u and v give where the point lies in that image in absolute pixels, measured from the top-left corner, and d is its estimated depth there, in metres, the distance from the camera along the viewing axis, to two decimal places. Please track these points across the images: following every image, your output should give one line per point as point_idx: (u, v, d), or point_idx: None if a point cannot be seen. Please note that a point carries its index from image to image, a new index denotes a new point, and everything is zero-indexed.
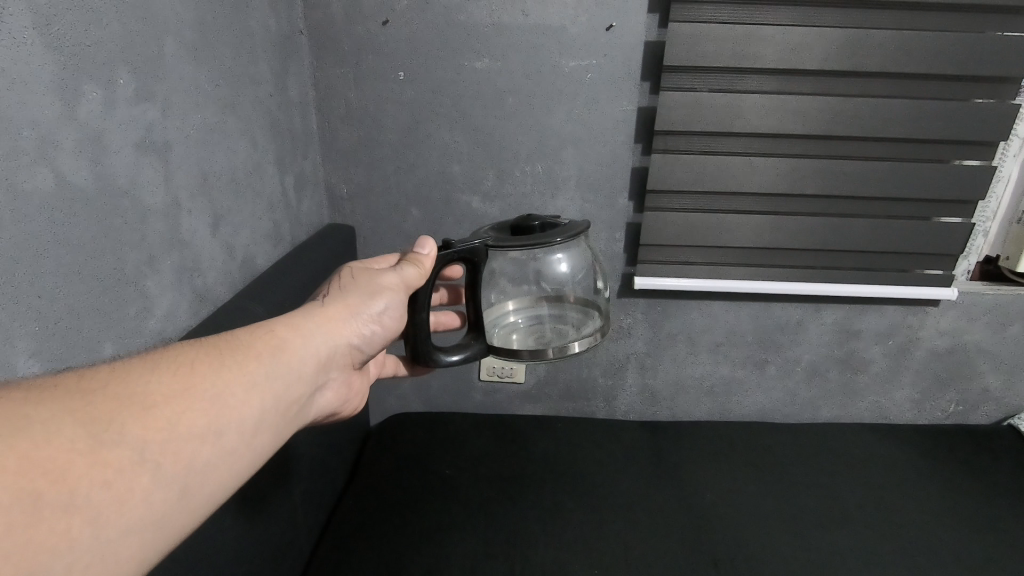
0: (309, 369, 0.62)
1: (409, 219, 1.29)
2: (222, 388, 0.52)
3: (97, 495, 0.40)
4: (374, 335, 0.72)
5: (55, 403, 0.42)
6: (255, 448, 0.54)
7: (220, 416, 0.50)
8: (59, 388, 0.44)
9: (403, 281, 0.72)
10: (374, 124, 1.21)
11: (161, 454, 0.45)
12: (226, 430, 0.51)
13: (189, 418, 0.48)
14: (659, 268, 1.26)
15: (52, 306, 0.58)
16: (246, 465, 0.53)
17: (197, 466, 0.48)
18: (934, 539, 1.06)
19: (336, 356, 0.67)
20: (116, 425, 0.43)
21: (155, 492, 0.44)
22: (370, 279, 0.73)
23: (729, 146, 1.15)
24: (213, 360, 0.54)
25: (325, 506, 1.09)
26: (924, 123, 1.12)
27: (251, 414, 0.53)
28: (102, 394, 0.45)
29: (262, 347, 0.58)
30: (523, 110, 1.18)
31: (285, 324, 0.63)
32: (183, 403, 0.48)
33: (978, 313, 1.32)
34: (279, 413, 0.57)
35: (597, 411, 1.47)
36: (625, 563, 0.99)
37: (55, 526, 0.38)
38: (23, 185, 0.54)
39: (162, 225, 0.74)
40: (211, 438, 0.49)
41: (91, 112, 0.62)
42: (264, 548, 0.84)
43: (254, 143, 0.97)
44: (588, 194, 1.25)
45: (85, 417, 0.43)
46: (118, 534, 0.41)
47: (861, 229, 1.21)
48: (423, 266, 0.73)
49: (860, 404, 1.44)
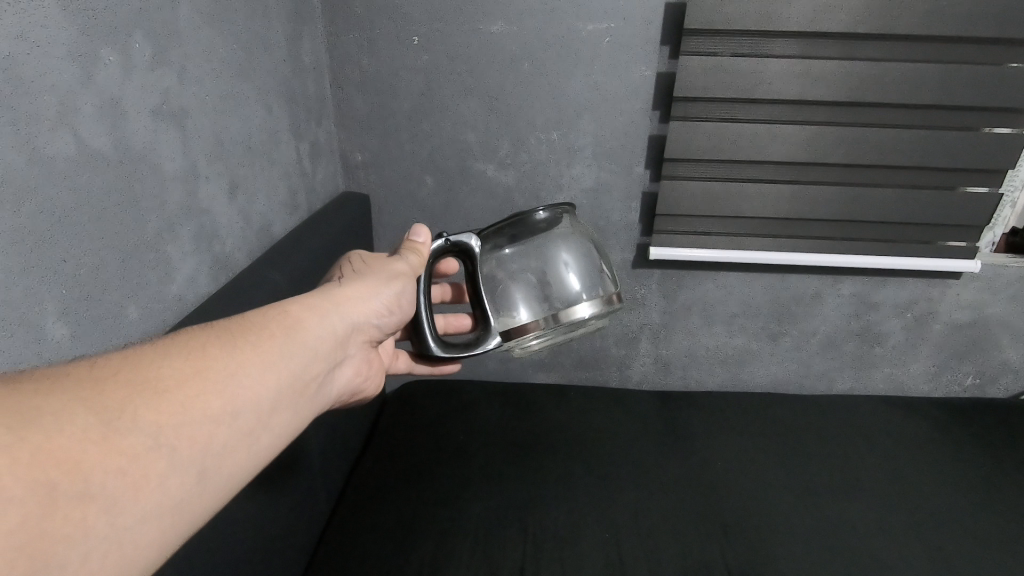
0: (323, 348, 0.62)
1: (423, 188, 1.29)
2: (236, 369, 0.52)
3: (111, 484, 0.40)
4: (387, 311, 0.73)
5: (65, 391, 0.41)
6: (271, 428, 0.55)
7: (236, 397, 0.51)
8: (70, 376, 0.42)
9: (410, 268, 0.76)
10: (389, 91, 1.19)
11: (175, 439, 0.45)
12: (241, 411, 0.51)
13: (202, 401, 0.48)
14: (676, 238, 1.25)
15: (77, 270, 0.59)
16: (262, 445, 0.53)
17: (212, 449, 0.48)
18: (946, 510, 1.07)
19: (350, 334, 0.68)
20: (129, 412, 0.43)
21: (171, 477, 0.44)
22: (380, 263, 0.75)
23: (750, 113, 1.12)
24: (226, 342, 0.53)
25: (342, 469, 1.13)
26: (953, 89, 1.08)
27: (266, 395, 0.54)
28: (115, 380, 0.44)
29: (275, 327, 0.58)
30: (539, 77, 1.16)
31: (296, 304, 0.63)
32: (197, 386, 0.48)
33: (1001, 286, 1.30)
34: (295, 392, 0.58)
35: (610, 380, 1.48)
36: (635, 527, 1.01)
37: (70, 516, 0.37)
38: (45, 150, 0.55)
39: (181, 192, 0.75)
40: (225, 420, 0.49)
41: (109, 78, 0.62)
42: (281, 506, 0.88)
43: (269, 110, 0.97)
44: (604, 163, 1.24)
45: (97, 406, 0.41)
46: (135, 521, 0.41)
47: (882, 200, 1.19)
48: (422, 253, 0.79)
49: (876, 376, 1.43)
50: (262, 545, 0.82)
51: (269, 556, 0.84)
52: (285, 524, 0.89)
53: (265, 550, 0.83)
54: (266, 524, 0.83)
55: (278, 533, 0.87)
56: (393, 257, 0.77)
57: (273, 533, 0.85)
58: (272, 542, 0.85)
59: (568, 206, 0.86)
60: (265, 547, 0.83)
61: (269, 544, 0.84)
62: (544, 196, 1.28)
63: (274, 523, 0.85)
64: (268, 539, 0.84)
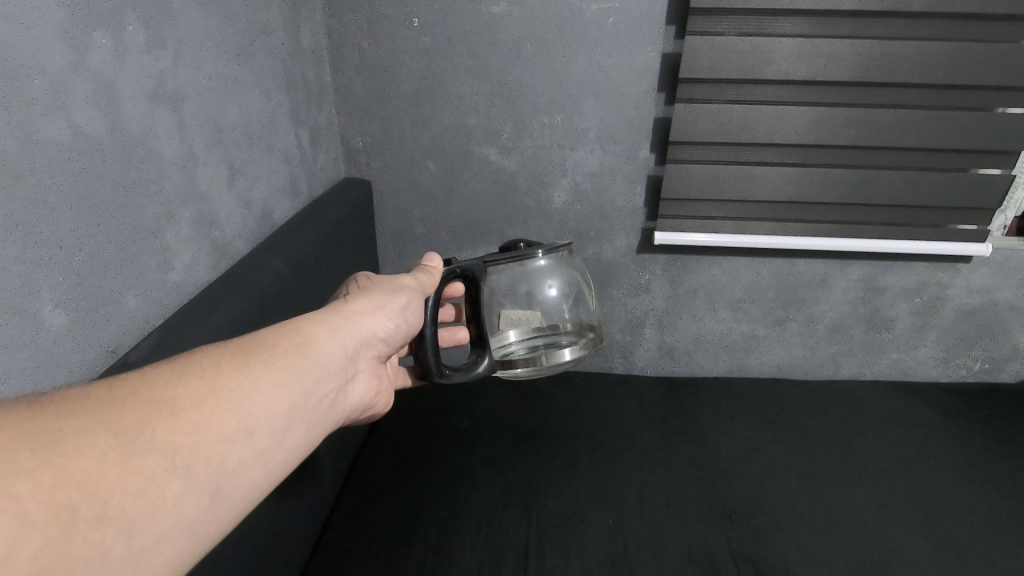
0: (334, 362, 0.61)
1: (425, 173, 1.27)
2: (251, 386, 0.51)
3: (129, 506, 0.39)
4: (397, 326, 0.72)
5: (86, 411, 0.41)
6: (287, 446, 0.54)
7: (250, 415, 0.50)
8: (90, 396, 0.42)
9: (422, 285, 0.76)
10: (389, 74, 1.18)
11: (191, 458, 0.44)
12: (256, 429, 0.50)
13: (218, 420, 0.47)
14: (681, 222, 1.23)
15: (74, 257, 0.58)
16: (276, 463, 0.52)
17: (227, 467, 0.47)
18: (951, 496, 1.06)
19: (361, 346, 0.67)
20: (146, 433, 0.42)
21: (186, 496, 0.43)
22: (390, 279, 0.75)
23: (757, 94, 1.10)
24: (240, 359, 0.53)
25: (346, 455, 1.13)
26: (967, 69, 1.06)
27: (280, 413, 0.53)
28: (132, 400, 0.43)
29: (288, 344, 0.58)
30: (542, 58, 1.14)
31: (308, 320, 0.62)
32: (212, 404, 0.47)
33: (1010, 269, 1.28)
34: (309, 409, 0.57)
35: (613, 367, 1.47)
36: (639, 513, 1.01)
37: (89, 538, 0.37)
38: (39, 134, 0.54)
39: (179, 177, 0.74)
40: (241, 438, 0.48)
41: (101, 61, 0.61)
42: (284, 493, 0.87)
43: (267, 94, 0.95)
44: (608, 147, 1.22)
45: (117, 427, 0.41)
46: (149, 543, 0.41)
47: (893, 182, 1.17)
48: (434, 275, 0.78)
49: (882, 362, 1.42)
50: (267, 534, 0.82)
51: (274, 545, 0.84)
52: (291, 511, 0.89)
53: (270, 537, 0.83)
54: (269, 513, 0.83)
55: (283, 521, 0.86)
56: (403, 273, 0.77)
57: (277, 521, 0.85)
58: (277, 531, 0.85)
59: (567, 241, 0.90)
60: (269, 535, 0.82)
61: (274, 533, 0.84)
62: (547, 181, 1.26)
63: (277, 510, 0.85)
64: (272, 527, 0.83)
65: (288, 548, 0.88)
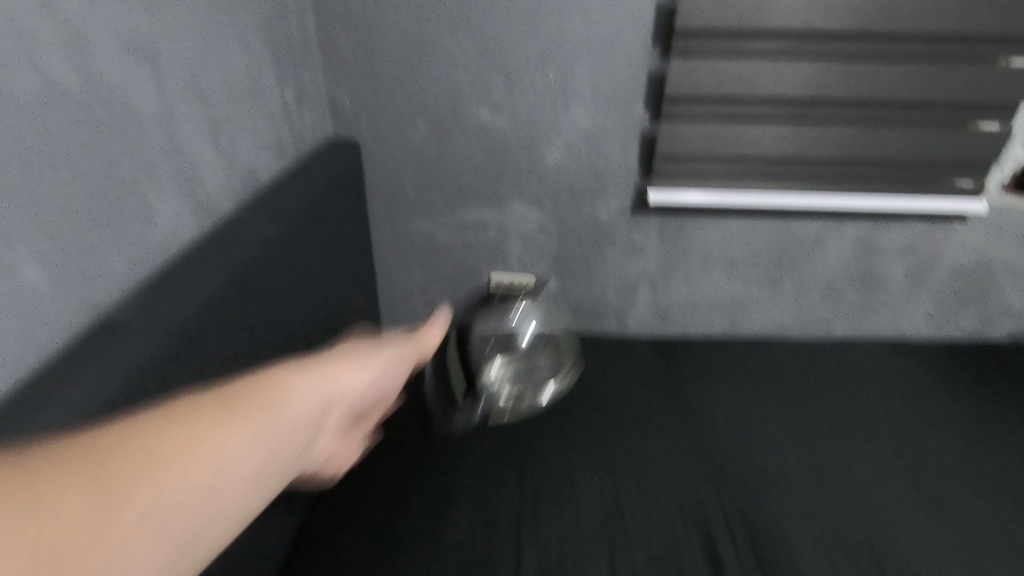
0: (317, 418, 0.58)
1: (415, 132, 1.24)
2: (235, 442, 0.49)
3: (87, 567, 0.39)
4: (386, 377, 0.68)
5: (62, 472, 0.40)
6: (257, 501, 0.52)
7: (227, 470, 0.48)
8: (74, 450, 0.42)
9: (418, 342, 0.71)
10: (376, 29, 1.14)
11: (157, 519, 0.43)
12: (227, 490, 0.48)
13: (191, 483, 0.45)
14: (676, 181, 1.22)
15: (52, 211, 0.57)
16: (241, 522, 0.50)
17: (189, 528, 0.45)
18: (937, 453, 1.08)
19: (338, 398, 0.62)
20: (117, 496, 0.41)
21: (145, 558, 0.42)
22: (389, 334, 0.70)
23: (756, 47, 1.07)
24: (229, 410, 0.50)
25: None
26: (970, 19, 1.03)
27: (255, 471, 0.51)
28: (112, 457, 0.43)
29: (279, 393, 0.55)
30: (534, 11, 1.11)
31: (304, 366, 0.59)
32: (189, 462, 0.46)
33: (1005, 227, 1.27)
34: (283, 467, 0.54)
35: (608, 329, 1.47)
36: (631, 472, 1.03)
37: None
38: (8, 80, 0.52)
39: (159, 133, 0.72)
40: (210, 500, 0.47)
41: (72, 7, 0.59)
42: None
43: (249, 49, 0.92)
44: (602, 104, 1.19)
45: (89, 487, 0.41)
46: None
47: (890, 139, 1.15)
48: (434, 328, 0.73)
49: (874, 321, 1.42)
50: (258, 493, 0.83)
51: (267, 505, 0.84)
52: (282, 471, 0.90)
53: (262, 497, 0.84)
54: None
55: (274, 481, 0.87)
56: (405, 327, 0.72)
57: (268, 481, 0.86)
58: (268, 490, 0.86)
59: None
60: (261, 494, 0.83)
61: (266, 492, 0.85)
62: (540, 139, 1.23)
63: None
64: (263, 486, 0.84)
65: (283, 509, 0.89)
